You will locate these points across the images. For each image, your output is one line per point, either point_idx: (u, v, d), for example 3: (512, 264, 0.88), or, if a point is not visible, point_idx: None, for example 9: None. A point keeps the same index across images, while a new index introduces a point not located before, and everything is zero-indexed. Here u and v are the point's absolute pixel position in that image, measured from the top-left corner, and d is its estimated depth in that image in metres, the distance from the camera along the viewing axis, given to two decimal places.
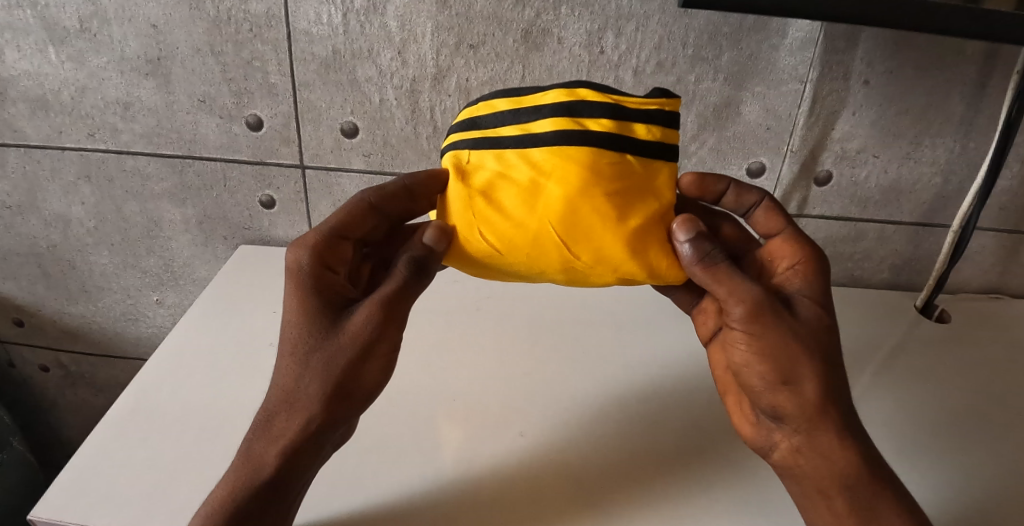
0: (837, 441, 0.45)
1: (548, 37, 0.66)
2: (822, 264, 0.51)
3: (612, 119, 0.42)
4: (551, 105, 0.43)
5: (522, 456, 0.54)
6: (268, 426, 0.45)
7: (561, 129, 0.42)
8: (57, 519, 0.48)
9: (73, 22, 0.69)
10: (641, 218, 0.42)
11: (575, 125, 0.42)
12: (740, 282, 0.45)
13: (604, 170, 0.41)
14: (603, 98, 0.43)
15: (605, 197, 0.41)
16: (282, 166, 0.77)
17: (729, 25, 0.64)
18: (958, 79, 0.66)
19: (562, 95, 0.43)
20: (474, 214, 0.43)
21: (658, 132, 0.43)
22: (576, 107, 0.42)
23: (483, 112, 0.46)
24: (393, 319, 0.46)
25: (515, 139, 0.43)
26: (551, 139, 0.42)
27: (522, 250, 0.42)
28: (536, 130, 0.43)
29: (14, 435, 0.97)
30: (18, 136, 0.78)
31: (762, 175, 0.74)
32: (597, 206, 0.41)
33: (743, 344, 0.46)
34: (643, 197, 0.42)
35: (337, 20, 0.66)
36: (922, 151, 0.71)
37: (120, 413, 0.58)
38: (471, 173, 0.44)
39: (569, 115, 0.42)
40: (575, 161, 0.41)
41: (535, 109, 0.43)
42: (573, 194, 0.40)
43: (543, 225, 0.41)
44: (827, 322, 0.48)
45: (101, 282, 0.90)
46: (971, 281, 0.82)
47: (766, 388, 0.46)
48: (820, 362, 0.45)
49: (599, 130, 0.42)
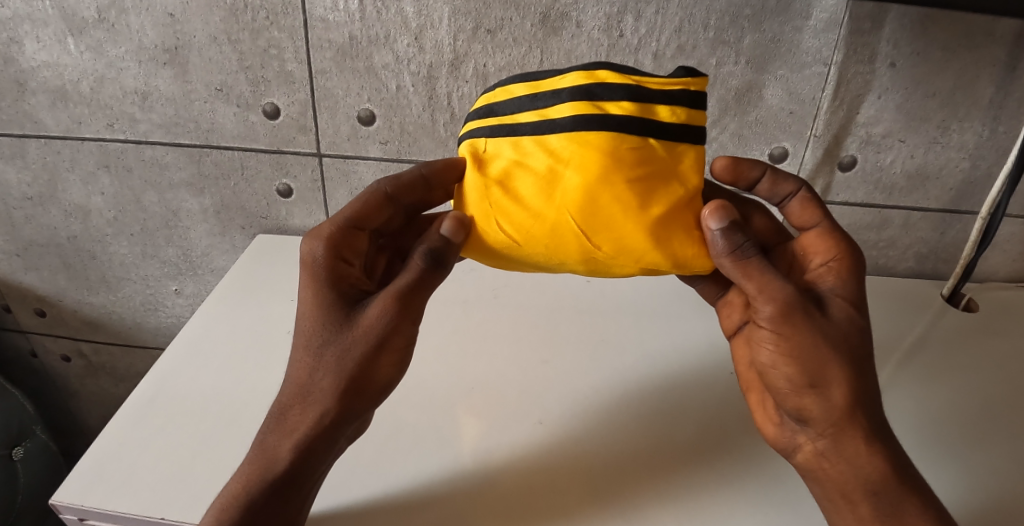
0: (864, 446, 0.44)
1: (567, 20, 0.65)
2: (858, 262, 0.49)
3: (633, 101, 0.41)
4: (569, 88, 0.42)
5: (540, 446, 0.53)
6: (281, 419, 0.46)
7: (580, 114, 0.41)
8: (78, 504, 0.49)
9: (91, 12, 0.69)
10: (664, 210, 0.41)
11: (594, 110, 0.41)
12: (771, 278, 0.44)
13: (626, 157, 0.40)
14: (623, 80, 0.41)
15: (627, 184, 0.40)
16: (299, 155, 0.77)
17: (752, 6, 0.63)
18: (987, 60, 0.64)
19: (580, 78, 0.42)
20: (491, 204, 0.43)
21: (683, 114, 0.42)
22: (595, 91, 0.41)
23: (501, 98, 0.45)
24: (408, 312, 0.45)
25: (532, 125, 0.42)
26: (569, 124, 0.41)
27: (541, 242, 0.42)
28: (554, 116, 0.42)
29: (36, 424, 0.99)
30: (38, 127, 0.78)
31: (784, 160, 0.72)
32: (618, 194, 0.40)
33: (769, 343, 0.46)
34: (667, 186, 0.41)
35: (354, 6, 0.66)
36: (950, 136, 0.69)
37: (139, 400, 0.58)
38: (488, 162, 0.44)
39: (588, 99, 0.41)
40: (596, 148, 0.40)
41: (553, 94, 0.42)
42: (593, 183, 0.40)
43: (561, 216, 0.41)
44: (858, 323, 0.46)
45: (121, 273, 0.91)
46: (999, 270, 0.81)
47: (792, 390, 0.45)
48: (848, 364, 0.44)
49: (620, 114, 0.40)
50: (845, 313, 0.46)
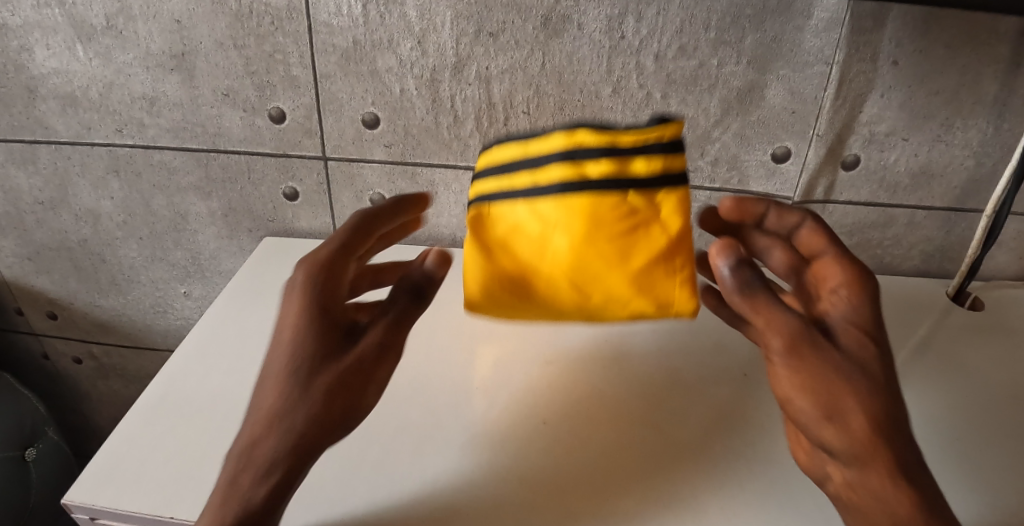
0: (890, 479, 0.41)
1: (569, 23, 0.66)
2: (869, 288, 0.48)
3: (612, 162, 0.44)
4: (553, 154, 0.45)
5: (543, 446, 0.53)
6: (248, 454, 0.42)
7: (564, 183, 0.44)
8: (90, 503, 0.50)
9: (99, 19, 0.71)
10: (646, 258, 0.45)
11: (578, 175, 0.43)
12: (779, 311, 0.45)
13: (610, 217, 0.44)
14: (602, 141, 0.44)
15: (612, 242, 0.44)
16: (305, 158, 0.77)
17: (753, 7, 0.63)
18: (990, 58, 0.64)
19: (563, 142, 0.44)
20: (497, 264, 0.48)
21: (661, 164, 0.44)
22: (576, 155, 0.44)
23: (495, 159, 0.49)
24: (397, 344, 0.48)
25: (524, 193, 0.46)
26: (556, 194, 0.44)
27: (542, 289, 0.47)
28: (542, 187, 0.45)
29: (48, 425, 1.01)
30: (49, 133, 0.80)
31: (787, 160, 0.72)
32: (605, 254, 0.45)
33: (782, 378, 0.45)
34: (648, 233, 0.45)
35: (357, 11, 0.66)
36: (954, 134, 0.69)
37: (148, 401, 0.59)
38: (489, 218, 0.48)
39: (572, 164, 0.44)
40: (582, 216, 0.44)
41: (538, 159, 0.45)
42: (582, 247, 0.44)
43: (559, 278, 0.46)
44: (872, 351, 0.45)
45: (131, 275, 0.93)
46: (1006, 268, 0.80)
47: (809, 423, 0.44)
48: (863, 393, 0.43)
49: (602, 180, 0.43)
50: (857, 342, 0.45)
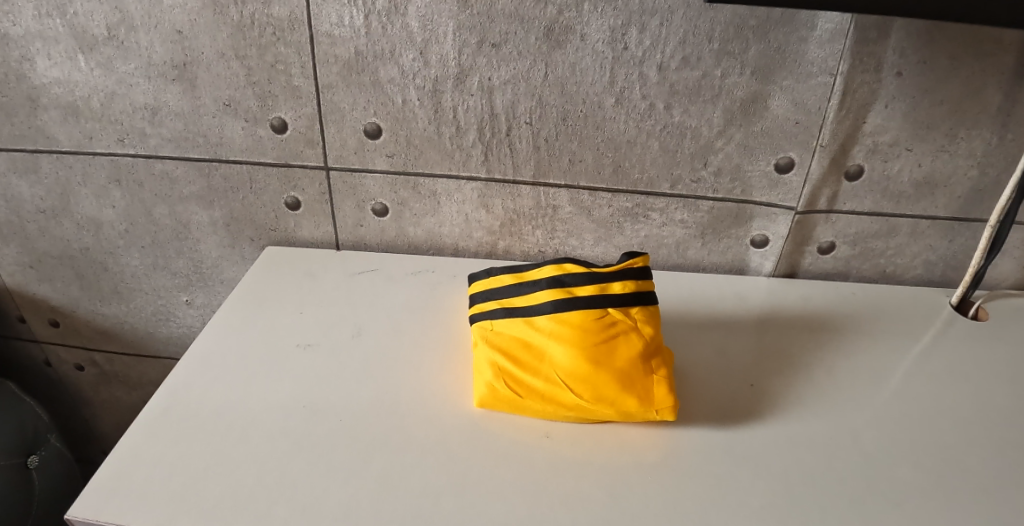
0: None
1: (571, 34, 0.65)
2: None
3: (594, 285, 0.58)
4: (546, 279, 0.59)
5: (549, 459, 0.53)
6: None
7: (556, 301, 0.58)
8: (93, 519, 0.48)
9: (101, 29, 0.70)
10: (628, 357, 0.55)
11: (566, 295, 0.58)
12: None
13: (592, 327, 0.56)
14: (584, 269, 0.59)
15: (596, 346, 0.55)
16: (307, 168, 0.77)
17: (757, 18, 0.63)
18: (995, 68, 0.64)
19: (553, 291, 0.58)
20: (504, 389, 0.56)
21: (633, 285, 0.59)
22: (564, 280, 0.59)
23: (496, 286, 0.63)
24: None
25: (524, 307, 0.59)
26: (549, 307, 0.58)
27: (539, 396, 0.56)
28: (538, 298, 0.59)
29: (50, 432, 1.01)
30: (51, 142, 0.79)
31: (791, 170, 0.72)
32: (594, 358, 0.55)
33: None
34: (627, 338, 0.56)
35: (359, 21, 0.66)
36: (958, 144, 0.69)
37: (150, 416, 0.58)
38: (496, 341, 0.58)
39: (561, 287, 0.58)
40: (572, 336, 0.56)
41: (534, 283, 0.60)
42: (575, 360, 0.55)
43: (557, 386, 0.55)
44: None
45: (133, 284, 0.93)
46: (1009, 277, 0.80)
47: None
48: None
49: (585, 294, 0.58)
50: None
